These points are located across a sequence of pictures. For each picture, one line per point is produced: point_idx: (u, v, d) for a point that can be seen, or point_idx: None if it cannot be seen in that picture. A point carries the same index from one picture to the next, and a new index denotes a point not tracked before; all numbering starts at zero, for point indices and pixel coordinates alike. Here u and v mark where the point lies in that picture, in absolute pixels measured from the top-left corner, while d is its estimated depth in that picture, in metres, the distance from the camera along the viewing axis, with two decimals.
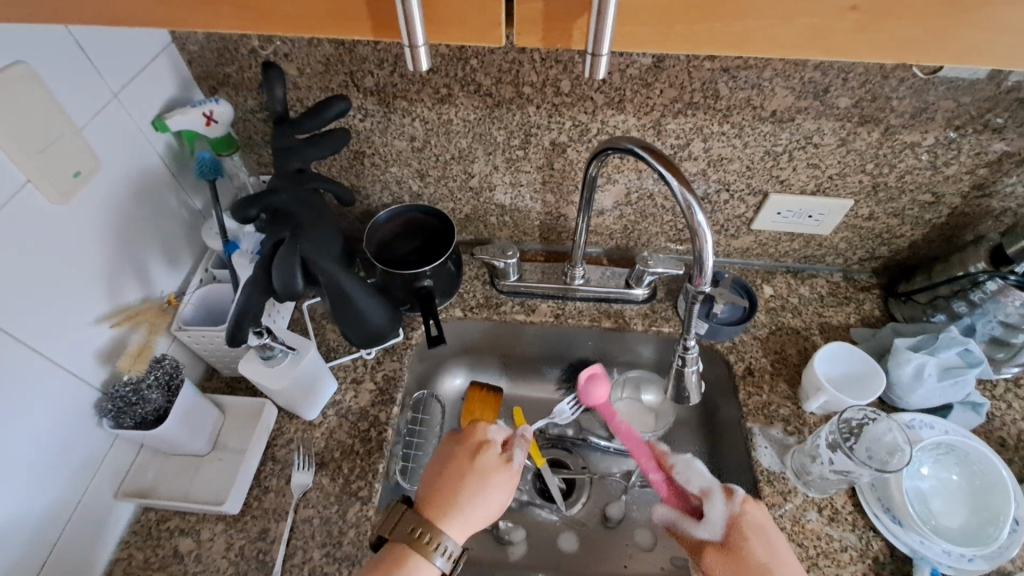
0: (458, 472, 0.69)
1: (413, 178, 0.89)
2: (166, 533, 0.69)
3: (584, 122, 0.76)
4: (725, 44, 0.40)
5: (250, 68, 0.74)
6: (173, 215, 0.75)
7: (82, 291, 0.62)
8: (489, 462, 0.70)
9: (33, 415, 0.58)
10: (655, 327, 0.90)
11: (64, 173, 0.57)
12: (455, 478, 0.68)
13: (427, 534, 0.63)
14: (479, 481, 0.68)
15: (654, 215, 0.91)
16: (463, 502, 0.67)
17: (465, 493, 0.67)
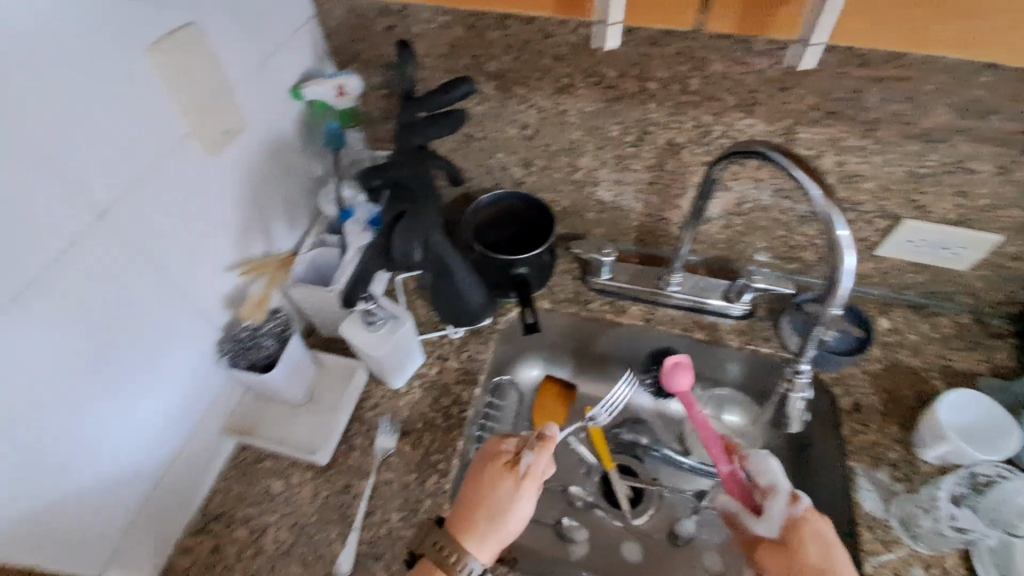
0: (486, 488, 0.64)
1: (517, 166, 0.88)
2: (260, 472, 0.74)
3: (707, 124, 0.73)
4: None
5: (381, 46, 0.78)
6: (296, 179, 0.80)
7: (218, 240, 0.67)
8: (509, 481, 0.64)
9: (169, 347, 0.63)
10: (752, 345, 0.85)
11: (217, 129, 0.63)
12: (483, 493, 0.64)
13: (453, 553, 0.60)
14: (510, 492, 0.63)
15: (765, 228, 0.86)
16: (500, 520, 0.62)
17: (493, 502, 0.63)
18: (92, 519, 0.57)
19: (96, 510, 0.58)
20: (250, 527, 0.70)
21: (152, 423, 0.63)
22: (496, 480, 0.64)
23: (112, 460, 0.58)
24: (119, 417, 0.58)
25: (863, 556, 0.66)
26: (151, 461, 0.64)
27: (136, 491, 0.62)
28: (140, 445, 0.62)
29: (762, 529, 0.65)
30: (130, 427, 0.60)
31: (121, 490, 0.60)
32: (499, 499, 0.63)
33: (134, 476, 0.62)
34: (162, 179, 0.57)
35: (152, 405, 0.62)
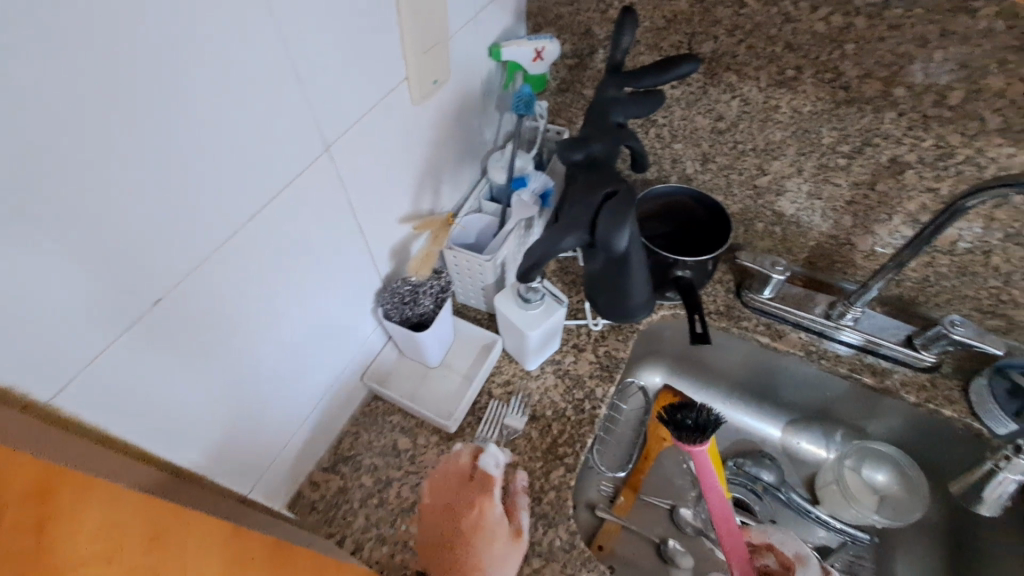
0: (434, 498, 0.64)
1: (694, 160, 0.82)
2: (388, 425, 0.74)
3: (952, 145, 0.63)
4: None
5: (587, 12, 0.73)
6: (471, 138, 0.78)
7: (403, 188, 0.66)
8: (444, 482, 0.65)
9: (345, 290, 0.63)
10: (933, 404, 0.75)
11: (429, 78, 0.61)
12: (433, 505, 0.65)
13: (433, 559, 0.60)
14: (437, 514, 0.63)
15: (975, 276, 0.74)
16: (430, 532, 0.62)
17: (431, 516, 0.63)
18: (254, 448, 0.58)
19: (258, 440, 0.58)
20: (376, 476, 0.70)
21: (315, 363, 0.63)
22: (473, 509, 0.62)
23: (281, 392, 0.59)
24: (294, 352, 0.58)
25: None
26: (305, 401, 0.64)
27: (293, 423, 0.63)
28: (303, 382, 0.62)
29: None
30: (300, 363, 0.60)
31: (279, 422, 0.61)
32: (432, 512, 0.64)
33: (291, 412, 0.62)
34: (378, 120, 0.56)
35: (320, 345, 0.62)
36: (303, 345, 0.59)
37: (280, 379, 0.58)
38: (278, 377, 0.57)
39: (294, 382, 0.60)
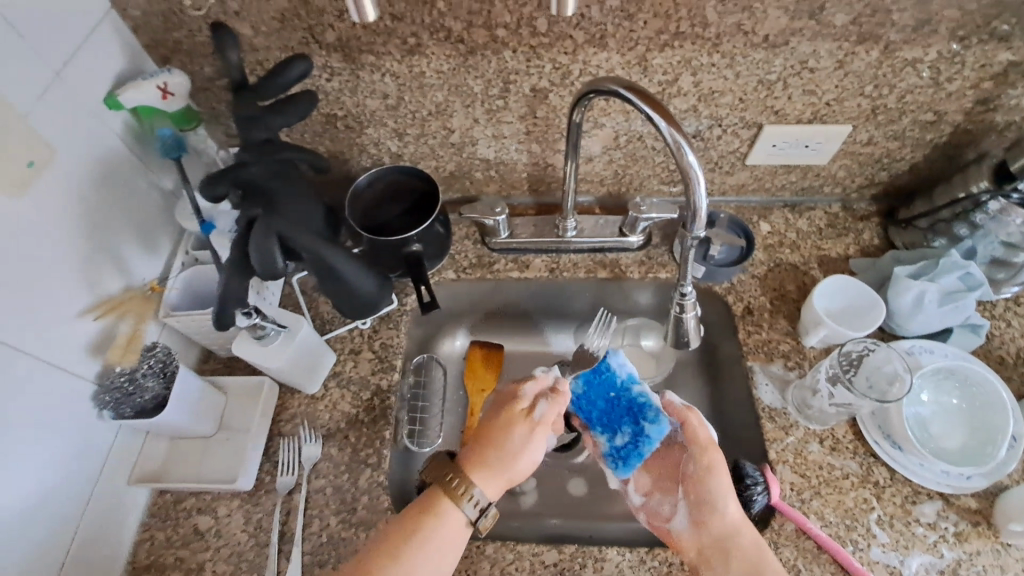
0: (502, 431, 0.65)
1: (391, 138, 0.84)
2: (183, 513, 0.72)
3: (565, 64, 0.72)
4: None
5: (201, 31, 0.70)
6: (144, 197, 0.74)
7: (60, 286, 0.62)
8: (522, 407, 0.67)
9: (41, 406, 0.61)
10: (653, 273, 0.90)
11: (13, 163, 0.56)
12: (498, 432, 0.65)
13: (458, 483, 0.62)
14: (528, 432, 0.65)
15: (645, 158, 0.87)
16: (516, 460, 0.64)
17: (497, 448, 0.64)
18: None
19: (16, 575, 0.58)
20: (185, 569, 0.69)
21: (50, 481, 0.62)
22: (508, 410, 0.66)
23: (13, 522, 0.58)
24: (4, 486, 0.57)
25: (768, 445, 0.72)
26: (56, 517, 0.63)
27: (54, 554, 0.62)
28: (36, 504, 0.60)
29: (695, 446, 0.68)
30: (22, 489, 0.59)
31: (38, 546, 0.60)
32: (508, 445, 0.64)
33: (47, 533, 0.61)
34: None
35: (43, 462, 0.61)
36: (19, 474, 0.59)
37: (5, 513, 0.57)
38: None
39: (28, 508, 0.60)
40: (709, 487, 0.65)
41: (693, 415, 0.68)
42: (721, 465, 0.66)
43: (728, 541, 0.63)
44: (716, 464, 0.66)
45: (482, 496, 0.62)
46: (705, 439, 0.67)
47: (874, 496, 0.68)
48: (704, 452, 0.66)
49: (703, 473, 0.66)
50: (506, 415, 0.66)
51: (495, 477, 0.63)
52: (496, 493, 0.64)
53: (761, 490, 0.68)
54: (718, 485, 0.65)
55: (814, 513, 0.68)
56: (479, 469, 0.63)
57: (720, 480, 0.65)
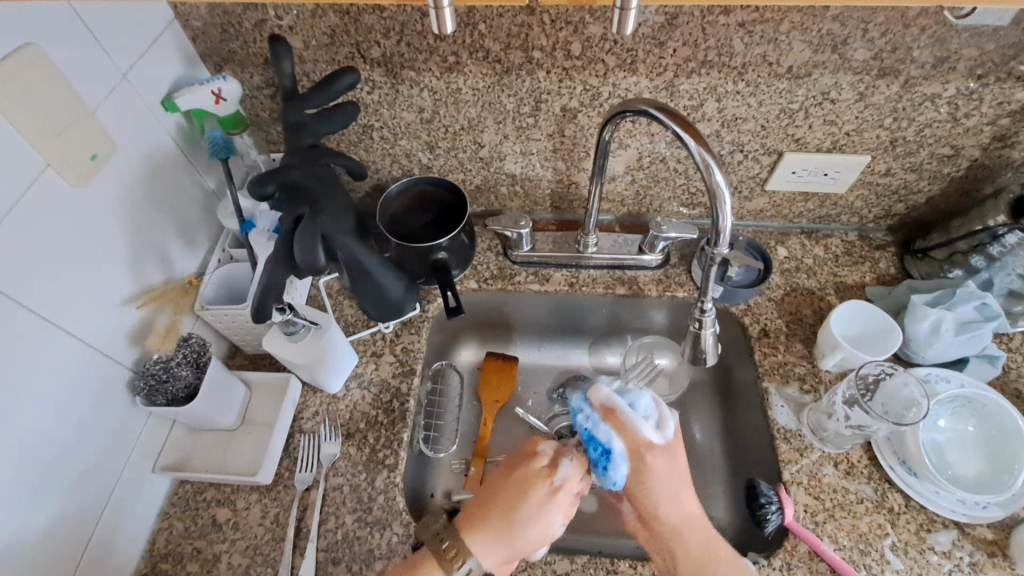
0: (511, 495, 0.63)
1: (423, 150, 0.87)
2: (203, 503, 0.73)
3: (595, 86, 0.75)
4: None
5: (254, 43, 0.74)
6: (187, 195, 0.77)
7: (108, 273, 0.65)
8: (538, 471, 0.65)
9: (82, 387, 0.63)
10: (670, 292, 0.91)
11: (79, 156, 0.59)
12: (507, 499, 0.63)
13: (452, 550, 0.61)
14: (540, 498, 0.63)
15: (666, 180, 0.90)
16: (519, 529, 0.61)
17: (500, 517, 0.62)
18: (37, 563, 0.59)
19: (42, 551, 0.59)
20: (202, 560, 0.69)
21: (83, 461, 0.64)
22: (522, 476, 0.64)
23: (45, 498, 0.60)
24: (39, 463, 0.59)
25: (783, 466, 0.73)
26: (84, 497, 0.64)
27: (80, 534, 0.64)
28: (68, 483, 0.62)
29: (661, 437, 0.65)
30: (57, 467, 0.61)
31: (65, 524, 0.62)
32: (516, 511, 0.62)
33: (75, 512, 0.63)
34: (17, 225, 0.54)
35: (78, 442, 0.63)
36: (56, 452, 0.61)
37: (39, 489, 0.59)
38: (28, 491, 0.58)
39: (60, 486, 0.61)
40: (645, 488, 0.63)
41: (620, 411, 0.64)
42: (665, 466, 0.63)
43: (668, 532, 0.63)
44: (657, 463, 0.63)
45: (476, 566, 0.61)
46: (633, 437, 0.63)
47: (888, 522, 0.68)
48: (636, 452, 0.63)
49: (639, 473, 0.63)
50: (517, 483, 0.64)
51: (498, 547, 0.61)
52: (494, 565, 0.61)
53: (774, 509, 0.68)
54: (656, 485, 0.63)
55: (827, 536, 0.68)
56: (477, 532, 0.62)
57: (656, 484, 0.63)
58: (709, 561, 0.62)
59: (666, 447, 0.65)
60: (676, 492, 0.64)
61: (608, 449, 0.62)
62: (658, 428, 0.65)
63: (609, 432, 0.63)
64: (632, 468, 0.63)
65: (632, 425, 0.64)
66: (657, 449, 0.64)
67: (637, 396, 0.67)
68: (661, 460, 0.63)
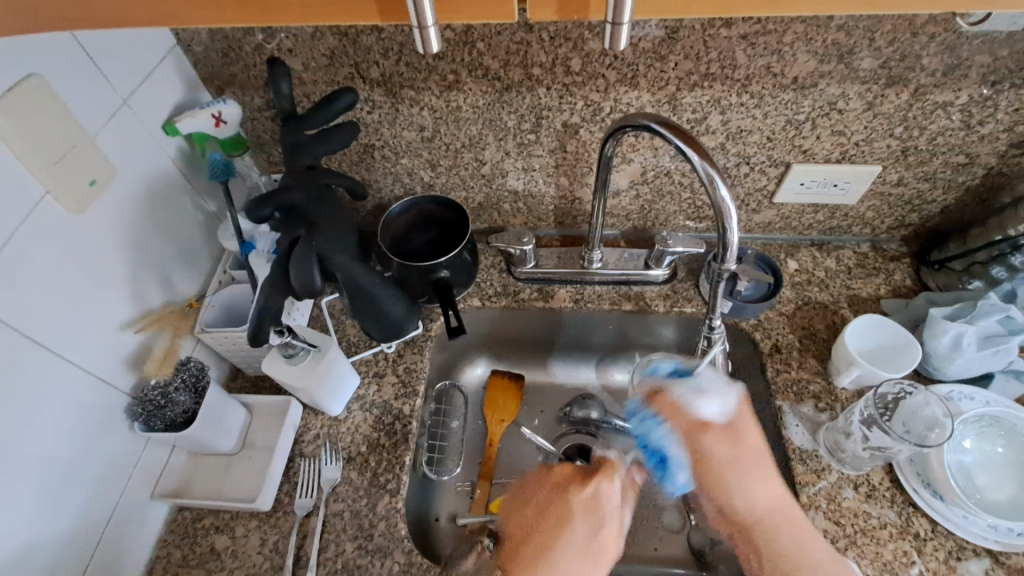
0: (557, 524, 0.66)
1: (424, 168, 0.87)
2: (201, 531, 0.72)
3: (597, 101, 0.75)
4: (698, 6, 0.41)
5: (255, 66, 0.74)
6: (188, 218, 0.77)
7: (107, 298, 0.65)
8: (585, 500, 0.67)
9: (79, 416, 0.62)
10: (677, 308, 0.89)
11: (78, 182, 0.60)
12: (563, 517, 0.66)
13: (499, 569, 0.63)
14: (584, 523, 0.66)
15: (672, 193, 0.88)
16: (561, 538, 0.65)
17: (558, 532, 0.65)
18: None
19: None
20: None
21: (79, 491, 0.63)
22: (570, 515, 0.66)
23: (39, 529, 0.58)
24: (36, 495, 0.58)
25: (800, 488, 0.69)
26: (79, 527, 0.63)
27: (75, 567, 0.62)
28: (65, 513, 0.61)
29: (690, 406, 0.63)
30: (54, 496, 0.60)
31: (59, 556, 0.60)
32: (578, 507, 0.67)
33: (71, 543, 0.62)
34: (16, 253, 0.54)
35: (77, 472, 0.62)
36: (53, 481, 0.60)
37: (35, 521, 0.58)
38: (23, 526, 0.57)
39: (56, 519, 0.60)
40: (713, 476, 0.62)
41: (670, 394, 0.64)
42: (727, 451, 0.62)
43: (755, 529, 0.60)
44: (720, 447, 0.62)
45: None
46: (689, 419, 0.63)
47: (914, 549, 0.65)
48: (695, 431, 0.63)
49: (699, 462, 0.63)
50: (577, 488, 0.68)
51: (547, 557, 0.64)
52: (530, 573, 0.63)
53: None
54: (731, 474, 0.61)
55: None
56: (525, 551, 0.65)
57: (723, 471, 0.62)
58: (794, 558, 0.58)
59: (726, 426, 0.63)
60: (745, 485, 0.61)
61: (667, 456, 0.63)
62: (720, 407, 0.64)
63: (665, 436, 0.64)
64: (692, 455, 0.63)
65: (688, 407, 0.64)
66: (708, 429, 0.63)
67: (699, 374, 0.65)
68: (741, 425, 0.64)
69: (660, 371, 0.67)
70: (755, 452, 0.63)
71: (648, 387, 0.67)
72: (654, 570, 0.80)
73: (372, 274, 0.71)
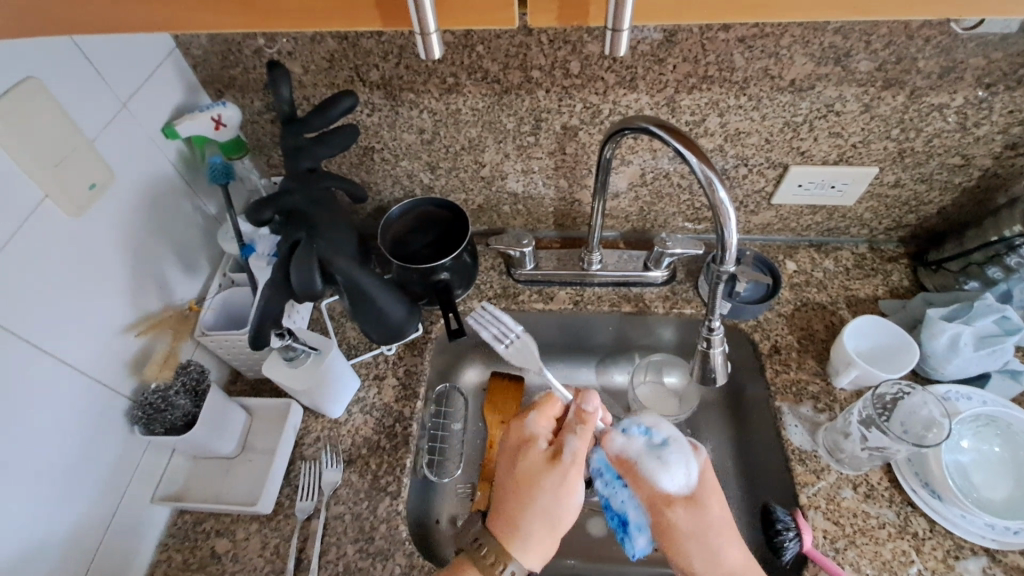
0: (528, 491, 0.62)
1: (424, 171, 0.87)
2: (202, 534, 0.72)
3: (595, 104, 0.75)
4: (693, 12, 0.41)
5: (254, 69, 0.74)
6: (187, 221, 0.77)
7: (107, 302, 0.65)
8: (536, 456, 0.65)
9: (80, 420, 0.62)
10: (676, 309, 0.89)
11: (77, 185, 0.59)
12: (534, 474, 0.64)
13: (492, 555, 0.59)
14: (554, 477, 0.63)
15: (671, 195, 0.89)
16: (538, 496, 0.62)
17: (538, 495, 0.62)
18: None
19: None
20: None
21: (80, 495, 0.63)
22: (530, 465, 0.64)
23: (38, 534, 0.58)
24: (36, 499, 0.58)
25: (799, 489, 0.70)
26: (80, 530, 0.63)
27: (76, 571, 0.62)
28: (66, 517, 0.61)
29: (658, 475, 0.63)
30: (54, 501, 0.60)
31: (60, 560, 0.60)
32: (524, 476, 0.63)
33: (72, 547, 0.62)
34: (16, 257, 0.54)
35: (77, 476, 0.62)
36: (54, 485, 0.60)
37: (35, 525, 0.58)
38: (24, 530, 0.57)
39: (57, 523, 0.60)
40: (676, 546, 0.61)
41: (635, 464, 0.64)
42: (689, 520, 0.61)
43: None
44: (682, 520, 0.61)
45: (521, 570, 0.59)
46: (651, 490, 0.63)
47: (913, 548, 0.65)
48: (655, 502, 0.63)
49: (664, 531, 0.62)
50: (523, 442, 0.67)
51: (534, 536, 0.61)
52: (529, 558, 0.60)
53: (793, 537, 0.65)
54: (691, 543, 0.61)
55: (848, 564, 0.65)
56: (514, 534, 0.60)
57: (685, 539, 0.61)
58: None
59: (690, 496, 0.63)
60: (713, 547, 0.60)
61: (633, 522, 0.64)
62: (683, 480, 0.63)
63: (627, 500, 0.65)
64: (657, 523, 0.63)
65: (650, 478, 0.63)
66: (668, 500, 0.62)
67: (665, 448, 0.64)
68: (705, 491, 0.63)
69: (629, 436, 0.66)
70: (719, 517, 0.62)
71: (615, 454, 0.66)
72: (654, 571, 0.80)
73: (372, 276, 0.71)
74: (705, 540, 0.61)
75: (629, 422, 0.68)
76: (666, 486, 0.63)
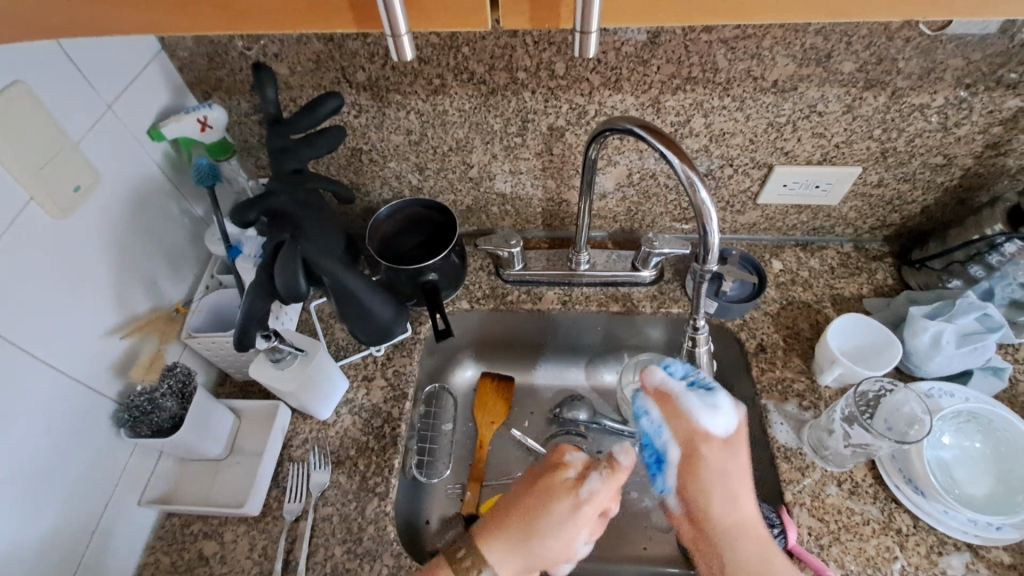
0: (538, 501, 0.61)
1: (412, 172, 0.87)
2: (190, 536, 0.72)
3: (581, 105, 0.75)
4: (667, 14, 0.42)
5: (241, 70, 0.74)
6: (174, 223, 0.77)
7: (93, 304, 0.65)
8: (563, 482, 0.62)
9: (66, 423, 0.62)
10: (664, 308, 0.90)
11: (63, 188, 0.59)
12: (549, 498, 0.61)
13: (469, 559, 0.59)
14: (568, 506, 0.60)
15: (657, 195, 0.89)
16: (540, 533, 0.59)
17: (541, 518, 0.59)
18: None
19: None
20: None
21: (66, 499, 0.62)
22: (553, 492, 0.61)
23: (24, 538, 0.58)
24: (22, 503, 0.58)
25: (784, 486, 0.70)
26: (67, 534, 0.63)
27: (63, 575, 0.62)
28: (53, 521, 0.61)
29: (691, 411, 0.61)
30: (41, 505, 0.60)
31: (46, 565, 0.60)
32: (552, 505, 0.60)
33: (59, 551, 0.62)
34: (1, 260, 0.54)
35: (64, 479, 0.62)
36: (40, 488, 0.59)
37: (21, 530, 0.58)
38: (9, 534, 0.56)
39: (43, 527, 0.60)
40: (698, 482, 0.60)
41: (676, 399, 0.62)
42: (722, 459, 0.60)
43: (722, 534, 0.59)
44: (712, 457, 0.60)
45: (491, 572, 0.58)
46: (688, 425, 0.61)
47: (897, 544, 0.66)
48: (691, 438, 0.61)
49: (688, 467, 0.61)
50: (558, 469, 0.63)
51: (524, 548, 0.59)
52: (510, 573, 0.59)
53: (778, 535, 0.65)
54: (714, 483, 0.59)
55: (833, 561, 0.65)
56: (498, 538, 0.60)
57: (711, 478, 0.60)
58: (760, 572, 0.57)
59: (725, 440, 0.61)
60: (730, 495, 0.60)
61: (664, 457, 0.62)
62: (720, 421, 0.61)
63: (667, 439, 0.62)
64: (685, 461, 0.61)
65: (688, 413, 0.61)
66: (704, 436, 0.60)
67: (709, 390, 0.62)
68: (736, 442, 0.62)
69: (671, 372, 0.64)
70: (743, 470, 0.61)
71: (655, 387, 0.64)
72: (643, 569, 0.81)
73: (359, 278, 0.71)
74: (726, 484, 0.60)
75: (677, 364, 0.65)
76: (696, 420, 0.61)
